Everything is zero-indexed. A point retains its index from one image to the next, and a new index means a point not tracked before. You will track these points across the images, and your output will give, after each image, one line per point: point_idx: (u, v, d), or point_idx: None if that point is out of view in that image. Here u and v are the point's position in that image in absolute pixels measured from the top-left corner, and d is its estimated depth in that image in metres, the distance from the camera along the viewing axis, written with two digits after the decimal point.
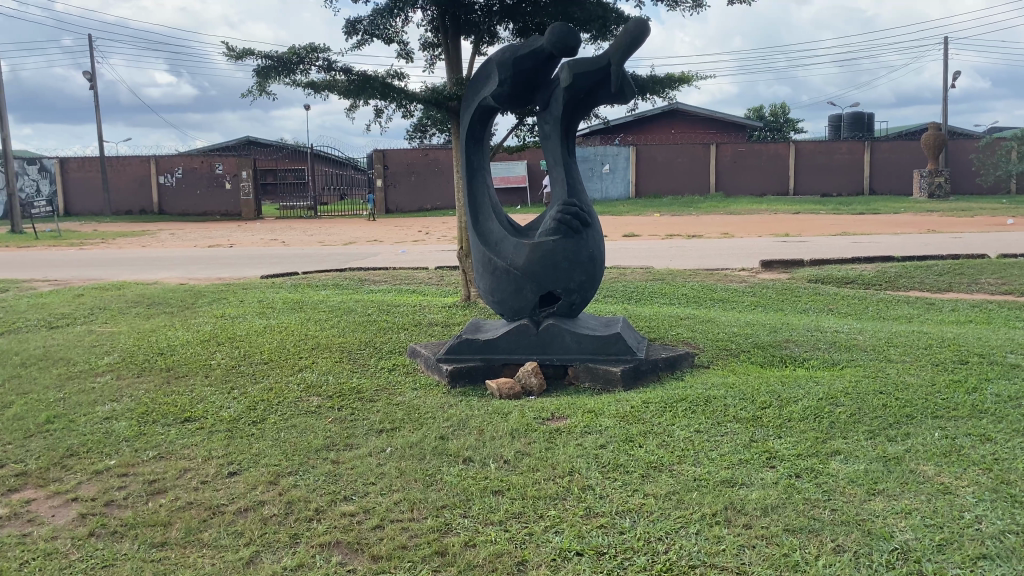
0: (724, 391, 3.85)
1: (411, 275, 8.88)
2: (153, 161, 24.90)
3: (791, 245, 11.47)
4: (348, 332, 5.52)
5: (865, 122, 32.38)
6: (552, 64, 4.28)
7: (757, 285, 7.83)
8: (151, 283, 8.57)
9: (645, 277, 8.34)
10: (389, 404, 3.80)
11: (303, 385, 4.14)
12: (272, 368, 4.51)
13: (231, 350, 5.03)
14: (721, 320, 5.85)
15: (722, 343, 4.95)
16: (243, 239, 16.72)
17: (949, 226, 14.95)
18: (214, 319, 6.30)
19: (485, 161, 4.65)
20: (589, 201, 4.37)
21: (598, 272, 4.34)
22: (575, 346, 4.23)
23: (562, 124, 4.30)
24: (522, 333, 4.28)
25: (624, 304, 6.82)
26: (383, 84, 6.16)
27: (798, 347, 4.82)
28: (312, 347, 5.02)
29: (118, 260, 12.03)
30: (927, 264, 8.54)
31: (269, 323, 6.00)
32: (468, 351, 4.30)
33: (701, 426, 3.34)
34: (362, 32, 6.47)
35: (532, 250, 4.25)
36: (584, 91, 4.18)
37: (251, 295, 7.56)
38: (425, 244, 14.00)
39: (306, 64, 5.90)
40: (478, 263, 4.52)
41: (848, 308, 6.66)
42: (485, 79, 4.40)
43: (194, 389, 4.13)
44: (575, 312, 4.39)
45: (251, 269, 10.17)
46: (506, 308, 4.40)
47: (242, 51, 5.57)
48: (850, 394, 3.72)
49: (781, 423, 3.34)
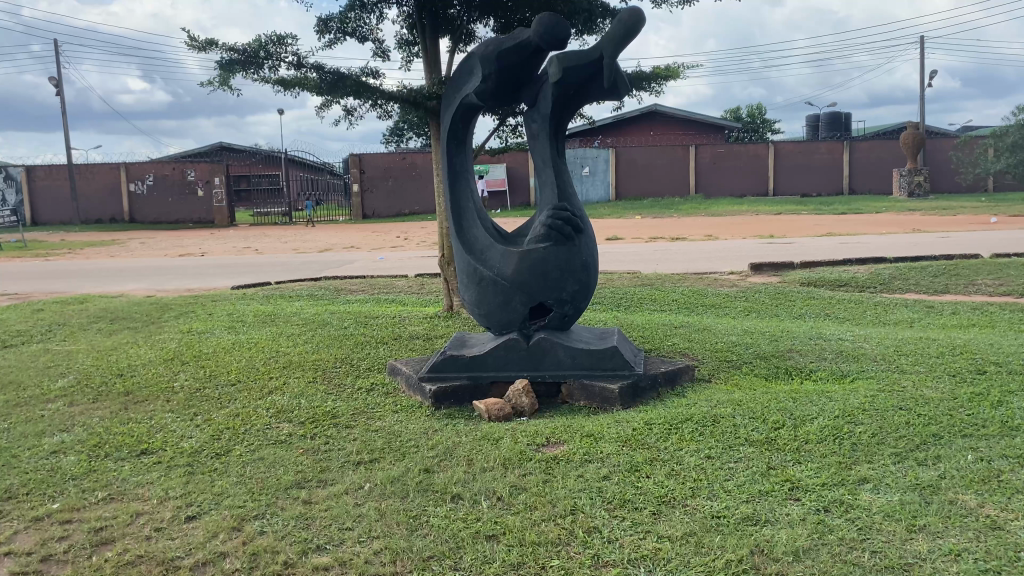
0: (731, 409, 3.55)
1: (389, 283, 8.54)
2: (123, 167, 24.34)
3: (777, 247, 11.26)
4: (323, 348, 5.17)
5: (842, 122, 32.42)
6: (539, 58, 3.97)
7: (748, 290, 7.56)
8: (116, 296, 8.17)
9: (633, 283, 8.06)
10: (367, 430, 3.47)
11: (273, 410, 3.80)
12: (240, 391, 4.15)
13: (195, 370, 4.67)
14: (718, 328, 5.56)
15: (723, 354, 4.65)
16: (215, 248, 16.27)
17: (933, 224, 14.91)
18: (180, 334, 5.94)
19: (469, 163, 4.34)
20: (581, 205, 4.07)
21: (592, 280, 4.04)
22: (568, 362, 3.92)
23: (550, 122, 4.00)
24: (512, 349, 3.96)
25: (613, 312, 6.53)
26: (357, 82, 5.84)
27: (803, 357, 4.54)
28: (284, 366, 4.67)
29: (83, 271, 11.58)
30: (921, 265, 8.33)
31: (239, 339, 5.64)
32: (453, 368, 3.97)
33: (712, 450, 3.04)
34: (335, 28, 6.14)
35: (521, 259, 3.93)
36: (575, 88, 3.87)
37: (221, 308, 7.19)
38: (403, 251, 13.63)
39: (275, 59, 5.56)
40: (463, 272, 4.20)
41: (845, 314, 6.40)
42: (468, 74, 4.09)
43: (153, 416, 3.78)
44: (567, 324, 4.09)
45: (223, 279, 9.79)
46: (493, 321, 4.09)
47: (205, 42, 5.22)
48: (869, 411, 3.44)
49: (799, 446, 3.05)
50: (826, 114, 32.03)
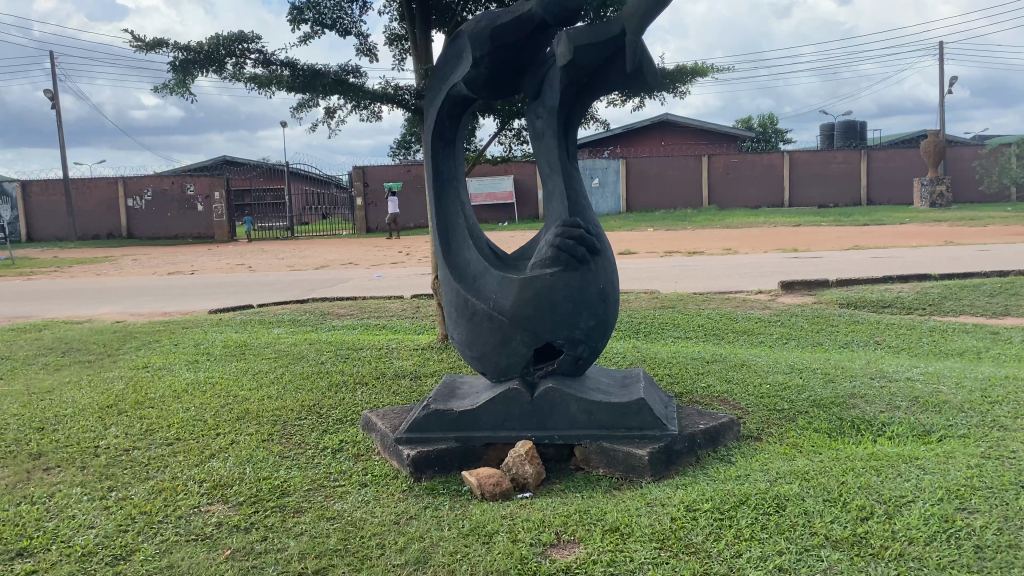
0: (797, 485, 2.73)
1: (382, 306, 7.73)
2: (121, 182, 23.67)
3: (804, 262, 10.43)
4: (290, 391, 4.35)
5: (857, 131, 31.57)
6: (544, 36, 3.16)
7: (783, 312, 6.73)
8: (81, 323, 7.37)
9: (651, 305, 7.23)
10: (320, 518, 2.66)
11: (208, 484, 2.98)
12: (175, 455, 3.34)
13: (130, 423, 3.84)
14: (757, 362, 4.73)
15: (771, 401, 3.83)
16: (207, 265, 15.46)
17: (967, 236, 14.06)
18: (131, 372, 5.11)
19: (459, 169, 3.54)
20: (597, 220, 3.27)
21: (611, 313, 3.23)
22: (583, 419, 3.12)
23: (559, 117, 3.20)
24: (511, 402, 3.15)
25: (632, 341, 5.69)
26: (336, 79, 5.02)
27: (870, 405, 3.70)
28: (238, 417, 3.86)
29: (59, 291, 10.78)
30: (972, 283, 7.50)
31: (197, 378, 4.82)
32: (438, 426, 3.17)
33: (785, 559, 2.23)
34: (312, 20, 5.30)
35: (523, 287, 3.12)
36: (589, 71, 3.07)
37: (189, 337, 6.36)
38: (403, 268, 12.77)
39: (237, 57, 4.78)
40: (450, 304, 3.39)
41: (898, 342, 5.57)
42: (458, 59, 3.30)
43: (55, 494, 2.96)
44: (581, 369, 3.28)
45: (204, 302, 8.98)
46: (490, 366, 3.28)
47: (152, 41, 4.43)
48: (983, 491, 2.59)
49: (901, 551, 2.24)
50: (840, 122, 31.25)
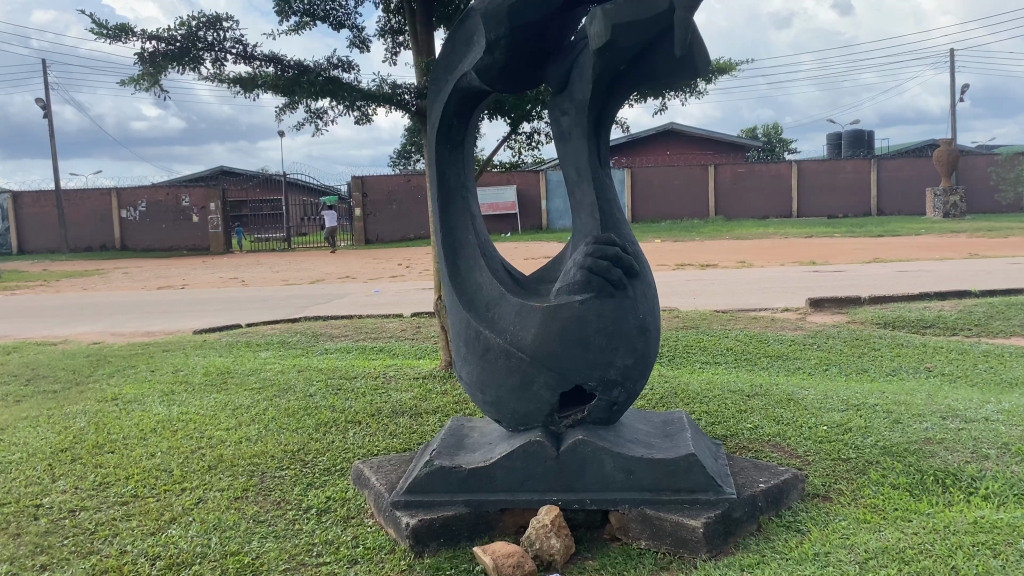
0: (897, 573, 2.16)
1: (379, 326, 7.18)
2: (115, 193, 23.15)
3: (826, 276, 9.89)
4: (271, 432, 3.79)
5: (864, 141, 31.08)
6: (573, 16, 2.63)
7: (817, 333, 6.17)
8: (54, 345, 6.81)
9: (672, 325, 6.67)
10: None
11: (162, 564, 2.42)
12: (128, 518, 2.78)
13: (83, 475, 3.27)
14: (803, 395, 4.17)
15: (833, 448, 3.28)
16: (199, 279, 14.86)
17: (990, 248, 13.52)
18: (97, 406, 4.54)
19: (468, 176, 3.00)
20: (633, 236, 2.73)
21: (653, 347, 2.67)
22: (620, 479, 2.56)
23: (590, 112, 2.66)
24: (533, 458, 2.59)
25: (656, 368, 5.13)
26: (327, 78, 4.48)
27: (953, 454, 3.13)
28: (210, 467, 3.30)
29: (40, 308, 10.21)
30: (1017, 300, 6.95)
31: (168, 414, 4.25)
32: (444, 486, 2.62)
33: None
34: (299, 11, 4.77)
35: (547, 318, 2.57)
36: (629, 55, 2.53)
37: (168, 363, 5.79)
38: (402, 282, 12.22)
39: (214, 50, 4.24)
40: (458, 337, 2.84)
41: (951, 368, 5.02)
42: (469, 44, 2.77)
43: None
44: (615, 417, 2.73)
45: (190, 320, 8.43)
46: (507, 413, 2.74)
47: (116, 28, 3.90)
48: None
49: None
50: (847, 132, 30.76)
